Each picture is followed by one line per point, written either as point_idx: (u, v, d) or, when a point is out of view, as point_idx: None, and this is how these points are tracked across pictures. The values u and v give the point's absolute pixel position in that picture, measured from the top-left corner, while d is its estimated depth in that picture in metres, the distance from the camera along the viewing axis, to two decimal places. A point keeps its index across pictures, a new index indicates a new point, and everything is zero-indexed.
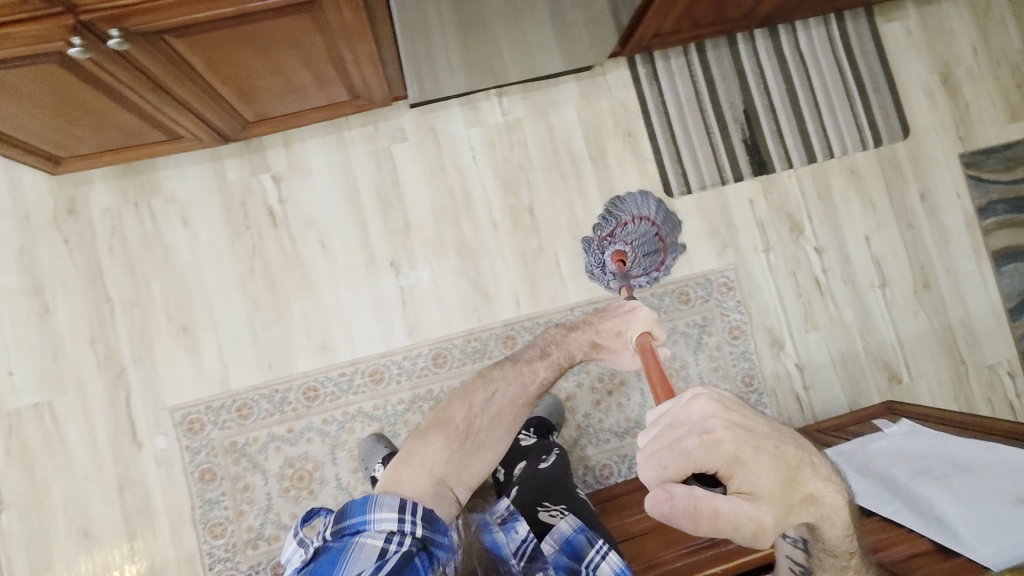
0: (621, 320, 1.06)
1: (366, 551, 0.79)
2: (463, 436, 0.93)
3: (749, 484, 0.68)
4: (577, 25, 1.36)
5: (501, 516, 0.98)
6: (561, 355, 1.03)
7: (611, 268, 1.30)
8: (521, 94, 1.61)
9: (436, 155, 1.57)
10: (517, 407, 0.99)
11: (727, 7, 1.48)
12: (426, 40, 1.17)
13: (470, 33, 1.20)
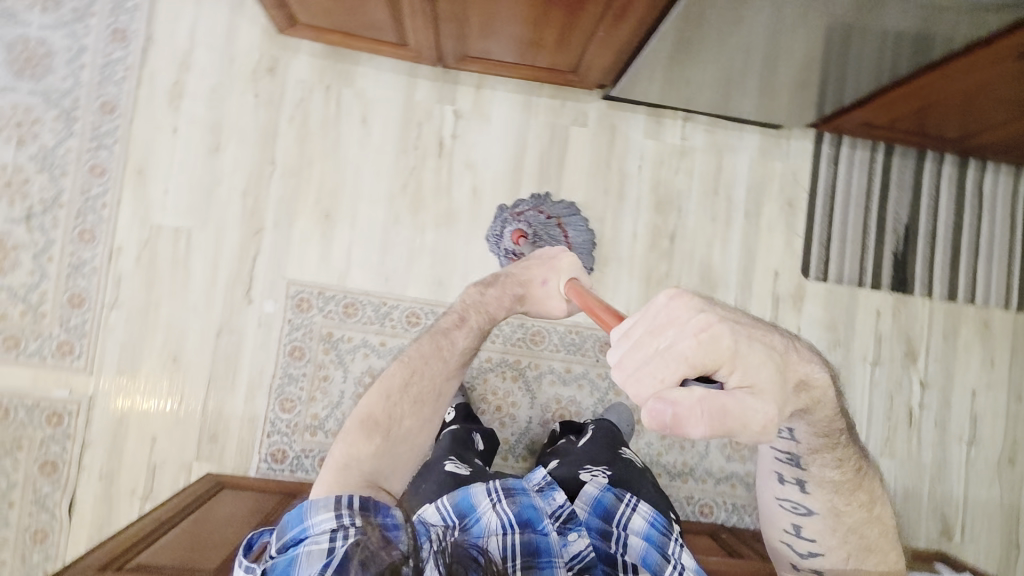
0: (546, 272, 1.15)
1: (312, 555, 0.76)
2: (380, 426, 0.96)
3: (743, 375, 0.57)
4: (797, 87, 1.38)
5: (536, 484, 0.93)
6: (481, 320, 1.09)
7: (505, 243, 1.44)
8: (707, 126, 1.62)
9: (607, 151, 1.59)
10: (437, 384, 1.02)
11: (938, 125, 1.47)
12: (678, 45, 1.20)
13: (711, 55, 1.23)
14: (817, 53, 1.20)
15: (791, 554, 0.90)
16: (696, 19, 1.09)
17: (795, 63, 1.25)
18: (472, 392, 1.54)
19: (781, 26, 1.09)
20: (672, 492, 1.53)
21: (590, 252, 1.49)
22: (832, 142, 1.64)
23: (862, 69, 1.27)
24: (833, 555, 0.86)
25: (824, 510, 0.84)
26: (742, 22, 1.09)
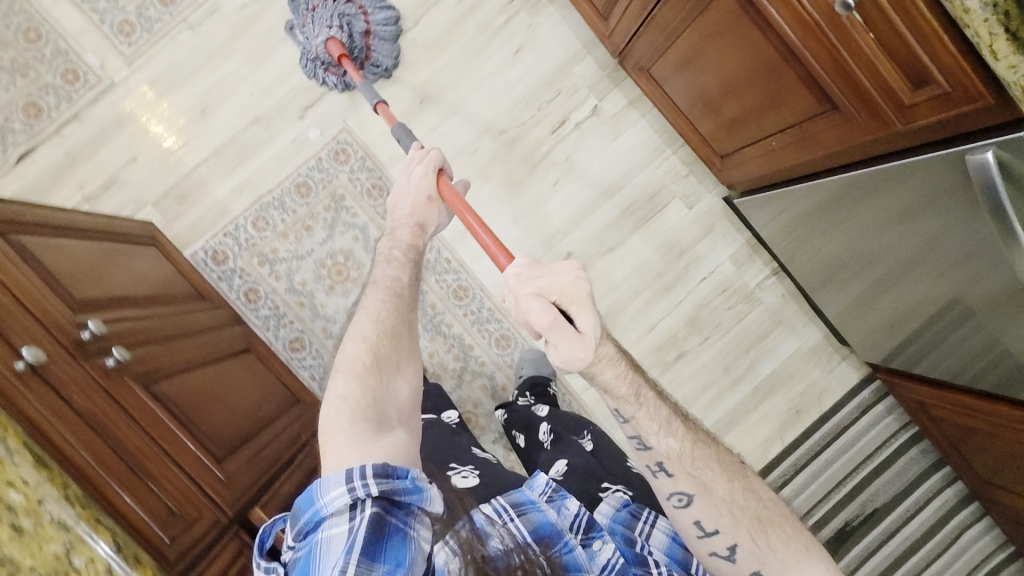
0: (413, 190, 1.03)
1: (333, 541, 0.69)
2: (369, 367, 0.88)
3: (586, 325, 0.72)
4: (895, 328, 1.28)
5: (543, 494, 0.87)
6: (402, 251, 1.01)
7: (318, 46, 1.31)
8: (784, 292, 1.54)
9: (688, 242, 1.52)
10: (403, 315, 0.96)
11: (983, 460, 1.38)
12: (820, 209, 1.11)
13: (854, 244, 1.09)
14: (950, 315, 1.04)
15: (729, 563, 0.81)
16: (856, 203, 1.00)
17: (921, 307, 1.10)
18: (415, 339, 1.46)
19: (946, 268, 0.93)
20: None
21: (394, 36, 1.41)
22: (873, 392, 1.57)
23: (964, 362, 1.16)
24: (742, 540, 0.80)
25: (697, 488, 0.81)
26: (915, 238, 0.93)
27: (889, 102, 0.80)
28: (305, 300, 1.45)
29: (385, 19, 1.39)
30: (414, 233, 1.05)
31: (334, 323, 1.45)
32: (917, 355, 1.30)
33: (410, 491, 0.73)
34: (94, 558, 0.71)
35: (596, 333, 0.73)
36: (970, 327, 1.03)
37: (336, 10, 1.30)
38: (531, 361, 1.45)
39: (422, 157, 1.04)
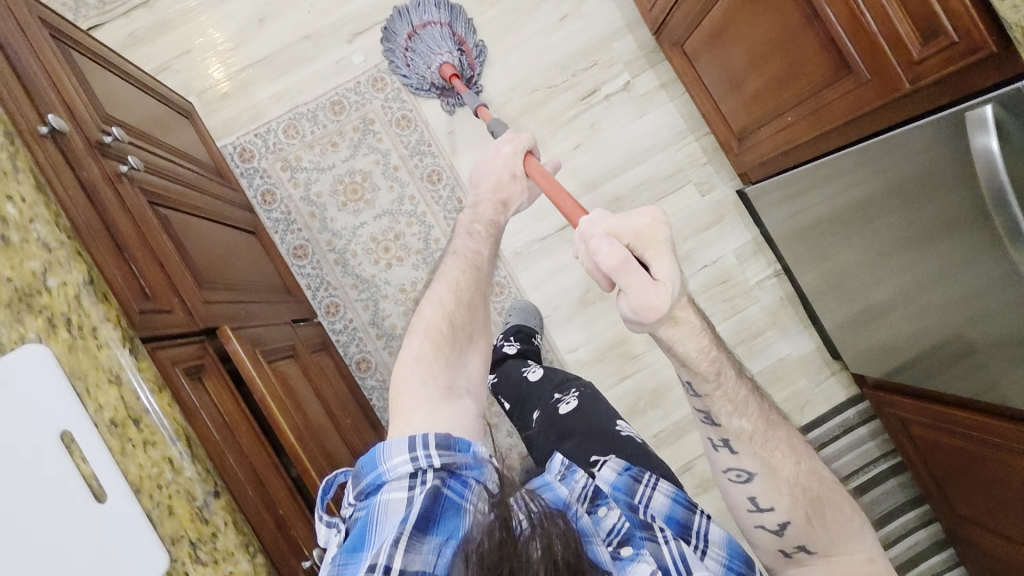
0: (499, 167, 0.99)
1: (391, 507, 0.66)
2: (445, 335, 0.83)
3: (665, 270, 0.56)
4: (882, 334, 1.26)
5: (557, 475, 0.73)
6: (489, 228, 0.98)
7: (434, 77, 1.41)
8: (782, 295, 1.54)
9: (694, 228, 1.54)
10: (480, 290, 0.91)
11: (959, 490, 1.29)
12: (828, 189, 1.11)
13: (853, 222, 1.08)
14: (937, 305, 1.02)
15: (778, 540, 0.67)
16: (867, 180, 1.00)
17: (911, 299, 1.08)
18: (413, 268, 1.50)
19: (941, 237, 0.92)
20: None
21: (468, 23, 1.47)
22: (858, 413, 1.54)
23: (948, 366, 1.11)
24: (801, 520, 0.65)
25: (761, 466, 0.66)
26: (915, 200, 0.92)
27: (898, 60, 0.84)
28: (317, 212, 1.50)
29: (456, 18, 1.45)
30: (497, 210, 1.00)
31: (340, 239, 1.50)
32: (899, 368, 1.28)
33: (470, 466, 0.71)
34: (68, 281, 0.65)
35: (678, 287, 0.57)
36: (957, 319, 1.01)
37: (429, 38, 1.42)
38: (519, 311, 1.46)
39: (512, 138, 1.01)
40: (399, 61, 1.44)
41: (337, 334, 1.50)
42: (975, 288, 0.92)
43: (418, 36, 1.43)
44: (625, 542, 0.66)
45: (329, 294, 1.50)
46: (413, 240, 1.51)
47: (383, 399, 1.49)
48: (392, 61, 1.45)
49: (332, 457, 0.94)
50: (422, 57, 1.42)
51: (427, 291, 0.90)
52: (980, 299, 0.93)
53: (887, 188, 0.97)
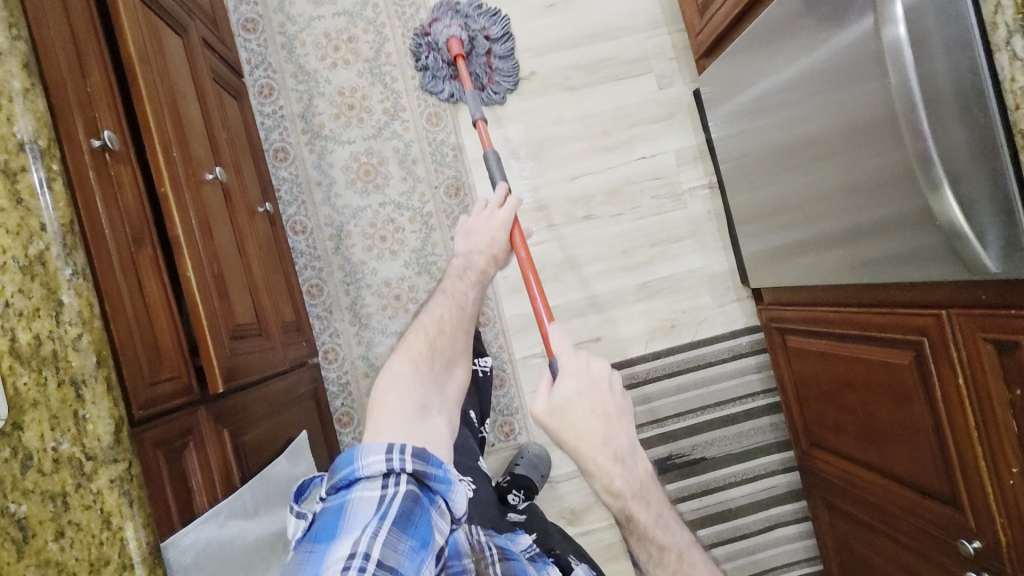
0: (493, 227, 1.04)
1: (363, 502, 0.64)
2: (425, 358, 0.86)
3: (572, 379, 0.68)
4: (786, 231, 1.22)
5: (524, 551, 0.84)
6: (478, 272, 1.01)
7: (442, 50, 1.36)
8: (710, 208, 1.53)
9: (643, 118, 1.53)
10: (462, 324, 0.95)
11: (817, 406, 1.25)
12: (770, 56, 1.08)
13: (791, 77, 1.03)
14: (846, 178, 0.97)
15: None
16: (810, 38, 0.95)
17: (820, 169, 1.03)
18: (356, 75, 1.48)
19: (857, 71, 0.87)
20: (333, 309, 1.46)
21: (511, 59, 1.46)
22: (750, 343, 1.52)
23: (832, 254, 1.07)
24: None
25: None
26: (846, 45, 0.87)
27: None
28: None
29: (503, 41, 1.43)
30: (488, 263, 1.03)
31: (293, 25, 1.47)
32: (787, 269, 1.25)
33: (442, 480, 0.69)
34: None
35: (573, 395, 0.66)
36: (851, 183, 0.97)
37: (472, 24, 1.37)
38: (531, 458, 1.42)
39: (500, 203, 1.07)
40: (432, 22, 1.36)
41: (263, 117, 1.46)
42: (874, 130, 0.88)
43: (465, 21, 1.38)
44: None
45: (266, 76, 1.46)
46: (364, 47, 1.48)
47: (291, 195, 1.46)
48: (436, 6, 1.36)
49: (185, 129, 0.87)
50: (436, 25, 1.35)
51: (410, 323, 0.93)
52: (876, 147, 0.89)
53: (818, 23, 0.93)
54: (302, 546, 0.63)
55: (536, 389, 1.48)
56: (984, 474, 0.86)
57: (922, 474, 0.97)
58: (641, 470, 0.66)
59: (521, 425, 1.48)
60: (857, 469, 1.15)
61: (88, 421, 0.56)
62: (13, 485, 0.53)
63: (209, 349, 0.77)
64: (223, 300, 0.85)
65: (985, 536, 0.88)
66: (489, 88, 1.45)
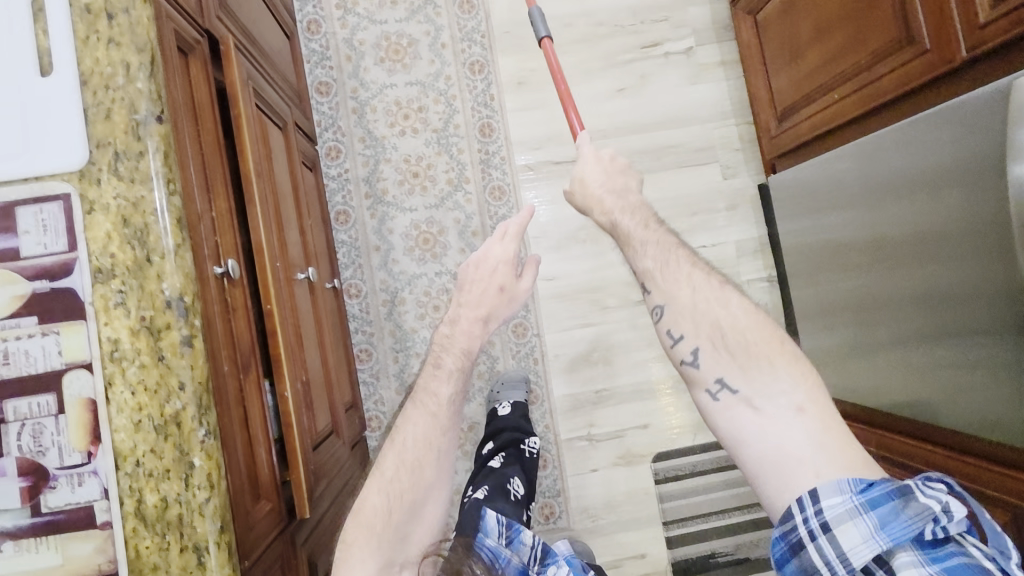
0: (487, 275, 0.81)
1: None
2: (383, 513, 0.71)
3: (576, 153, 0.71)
4: (851, 354, 1.21)
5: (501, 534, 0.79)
6: (451, 360, 0.78)
7: None
8: (765, 302, 1.52)
9: (703, 207, 1.53)
10: (437, 448, 0.74)
11: None
12: (857, 184, 1.08)
13: (876, 208, 1.03)
14: (926, 321, 0.97)
15: (695, 377, 0.58)
16: (908, 183, 0.95)
17: (898, 303, 1.03)
18: (423, 143, 1.49)
19: (957, 224, 0.87)
20: (379, 376, 1.45)
21: None
22: None
23: (909, 388, 1.06)
24: (707, 347, 0.57)
25: (666, 298, 0.60)
26: (950, 200, 0.88)
27: (964, 24, 0.85)
28: (353, 57, 1.48)
29: None
30: (475, 333, 0.80)
31: (365, 90, 1.48)
32: (844, 386, 1.24)
33: None
34: None
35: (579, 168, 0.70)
36: (934, 327, 0.96)
37: None
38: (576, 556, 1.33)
39: (505, 234, 0.83)
40: None
41: (327, 179, 1.46)
42: (971, 286, 0.87)
43: None
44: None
45: (334, 138, 1.47)
46: (434, 117, 1.49)
47: (348, 258, 1.46)
48: None
49: (284, 232, 0.87)
50: None
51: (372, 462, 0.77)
52: (970, 300, 0.88)
53: (922, 170, 0.92)
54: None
55: (578, 472, 1.46)
56: None
57: None
58: (634, 201, 0.67)
59: (561, 509, 1.45)
60: None
61: None
62: None
63: (299, 471, 0.76)
64: (308, 407, 0.85)
65: None
66: None
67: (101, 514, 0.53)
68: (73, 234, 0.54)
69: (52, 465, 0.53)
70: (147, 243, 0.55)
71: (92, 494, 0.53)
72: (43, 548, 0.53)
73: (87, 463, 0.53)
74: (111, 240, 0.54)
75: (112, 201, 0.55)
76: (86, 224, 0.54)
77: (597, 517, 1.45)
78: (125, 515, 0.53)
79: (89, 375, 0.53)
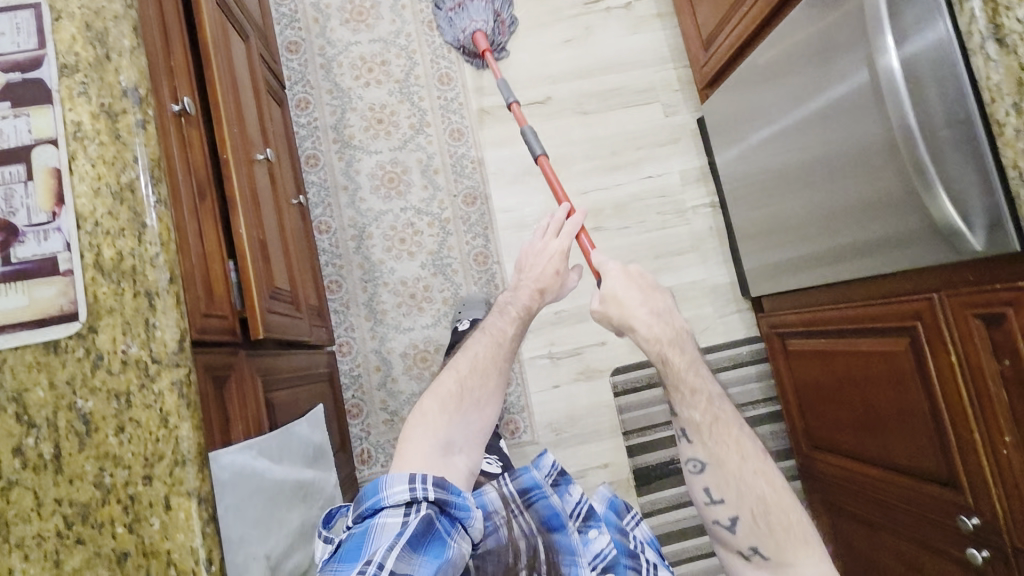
0: (545, 257, 0.95)
1: (386, 531, 0.66)
2: (454, 398, 0.80)
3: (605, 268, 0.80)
4: (785, 245, 1.29)
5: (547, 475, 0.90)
6: (519, 307, 0.90)
7: (466, 41, 1.48)
8: (713, 225, 1.61)
9: (650, 141, 1.64)
10: (502, 361, 0.86)
11: (820, 409, 1.27)
12: (765, 80, 1.20)
13: (782, 95, 1.15)
14: (832, 182, 1.07)
15: (730, 538, 0.73)
16: (801, 61, 1.08)
17: (811, 176, 1.13)
18: (386, 93, 1.61)
19: (842, 83, 0.99)
20: (348, 305, 1.52)
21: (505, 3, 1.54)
22: (750, 353, 1.56)
23: (826, 255, 1.15)
24: (747, 518, 0.70)
25: (711, 459, 0.72)
26: (832, 62, 0.99)
27: None
28: (321, 20, 1.62)
29: None
30: (534, 297, 0.93)
31: (332, 48, 1.62)
32: (784, 276, 1.32)
33: (461, 508, 0.70)
34: None
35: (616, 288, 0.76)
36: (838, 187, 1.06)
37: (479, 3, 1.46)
38: None
39: (558, 228, 0.97)
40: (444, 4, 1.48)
41: (298, 127, 1.58)
42: (861, 135, 0.98)
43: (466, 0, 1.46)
44: (608, 571, 0.78)
45: (304, 91, 1.59)
46: (396, 70, 1.62)
47: (318, 197, 1.55)
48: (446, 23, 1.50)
49: (242, 114, 0.97)
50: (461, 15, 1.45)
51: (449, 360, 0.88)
52: (859, 147, 0.98)
53: (809, 44, 1.04)
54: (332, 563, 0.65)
55: (542, 390, 1.52)
56: (978, 445, 0.89)
57: (924, 457, 1.00)
58: (680, 330, 0.74)
59: (526, 424, 1.50)
60: (859, 464, 1.17)
61: (156, 328, 0.62)
62: (83, 382, 0.60)
63: (254, 298, 0.84)
64: (266, 263, 0.94)
65: (985, 514, 0.90)
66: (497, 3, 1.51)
67: (64, 263, 0.61)
68: (42, 35, 0.64)
69: (21, 223, 0.61)
70: (108, 43, 0.65)
71: (55, 247, 0.61)
72: (11, 293, 0.60)
73: (52, 221, 0.61)
74: (75, 41, 0.64)
75: (77, 9, 0.65)
76: (53, 27, 0.64)
77: (562, 431, 1.51)
78: (85, 267, 0.61)
79: (55, 149, 0.62)
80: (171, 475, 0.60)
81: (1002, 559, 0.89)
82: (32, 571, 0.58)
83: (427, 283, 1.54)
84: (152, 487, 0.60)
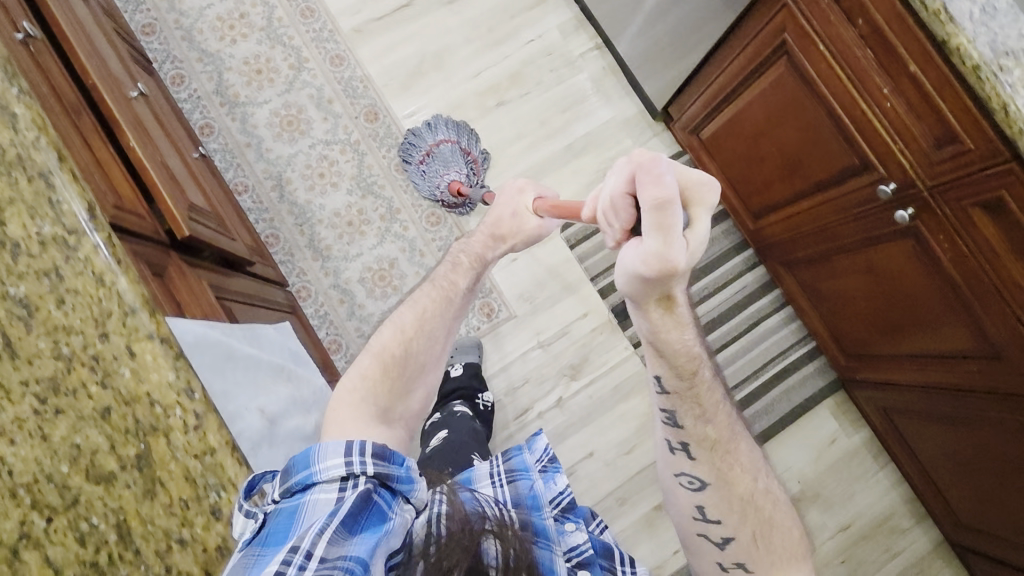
0: (508, 203, 0.99)
1: (317, 508, 0.60)
2: (396, 362, 0.79)
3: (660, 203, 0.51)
4: (664, 44, 1.34)
5: (538, 460, 0.81)
6: (471, 258, 0.97)
7: (443, 192, 1.51)
8: (607, 65, 1.65)
9: (522, 8, 1.66)
10: (445, 319, 0.87)
11: (745, 181, 1.33)
12: None
13: None
14: None
15: (716, 553, 0.72)
16: None
17: None
18: (256, 44, 1.59)
19: None
20: (290, 251, 1.51)
21: (464, 133, 1.56)
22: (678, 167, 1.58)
23: (701, 27, 1.20)
24: (747, 540, 0.70)
25: (715, 478, 0.71)
26: None
27: None
28: None
29: (463, 133, 1.55)
30: (487, 244, 0.99)
31: (187, 17, 1.59)
32: (676, 74, 1.37)
33: (404, 480, 0.64)
34: None
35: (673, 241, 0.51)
36: None
37: (440, 149, 1.52)
38: None
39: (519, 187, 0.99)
40: (414, 172, 1.53)
41: (181, 102, 1.55)
42: None
43: (434, 155, 1.53)
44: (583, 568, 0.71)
45: (174, 67, 1.57)
46: (256, 19, 1.60)
47: (225, 161, 1.54)
48: (422, 185, 1.53)
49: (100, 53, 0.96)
50: (437, 174, 1.51)
51: (391, 315, 0.87)
52: None
53: None
54: (251, 549, 0.56)
55: (502, 267, 1.55)
56: (867, 113, 0.95)
57: (835, 161, 1.05)
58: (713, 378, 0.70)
59: (499, 302, 1.54)
60: (794, 209, 1.22)
61: (62, 203, 0.63)
62: (8, 271, 0.59)
63: (169, 201, 0.85)
64: (174, 182, 0.94)
65: (896, 174, 0.96)
66: (463, 155, 1.53)
67: None
68: None
69: None
70: None
71: None
72: None
73: None
74: None
75: None
76: None
77: (534, 298, 1.54)
78: None
79: None
80: (126, 327, 0.62)
81: (925, 206, 0.94)
82: (22, 453, 0.56)
83: (361, 207, 1.54)
84: (111, 343, 0.61)
